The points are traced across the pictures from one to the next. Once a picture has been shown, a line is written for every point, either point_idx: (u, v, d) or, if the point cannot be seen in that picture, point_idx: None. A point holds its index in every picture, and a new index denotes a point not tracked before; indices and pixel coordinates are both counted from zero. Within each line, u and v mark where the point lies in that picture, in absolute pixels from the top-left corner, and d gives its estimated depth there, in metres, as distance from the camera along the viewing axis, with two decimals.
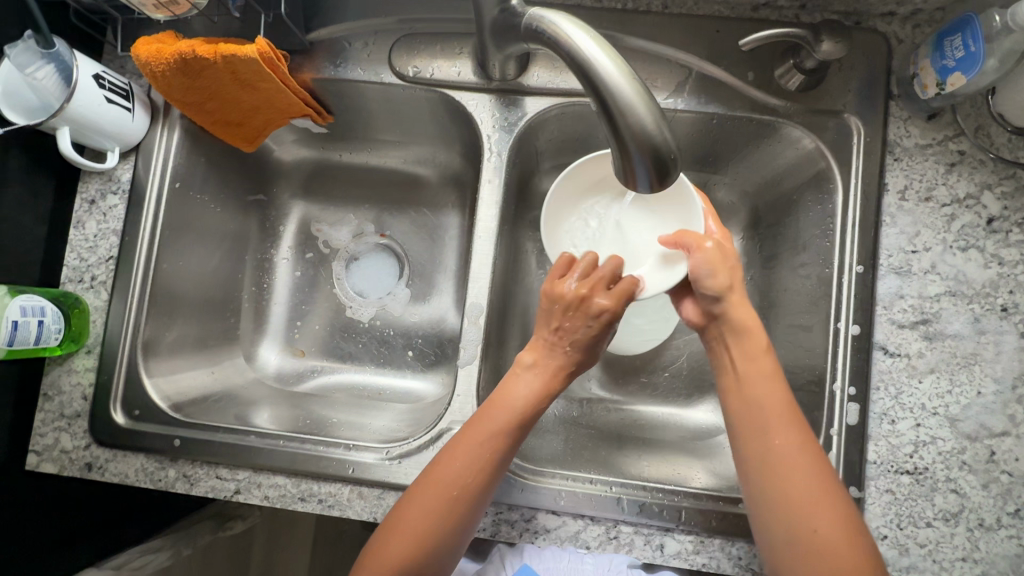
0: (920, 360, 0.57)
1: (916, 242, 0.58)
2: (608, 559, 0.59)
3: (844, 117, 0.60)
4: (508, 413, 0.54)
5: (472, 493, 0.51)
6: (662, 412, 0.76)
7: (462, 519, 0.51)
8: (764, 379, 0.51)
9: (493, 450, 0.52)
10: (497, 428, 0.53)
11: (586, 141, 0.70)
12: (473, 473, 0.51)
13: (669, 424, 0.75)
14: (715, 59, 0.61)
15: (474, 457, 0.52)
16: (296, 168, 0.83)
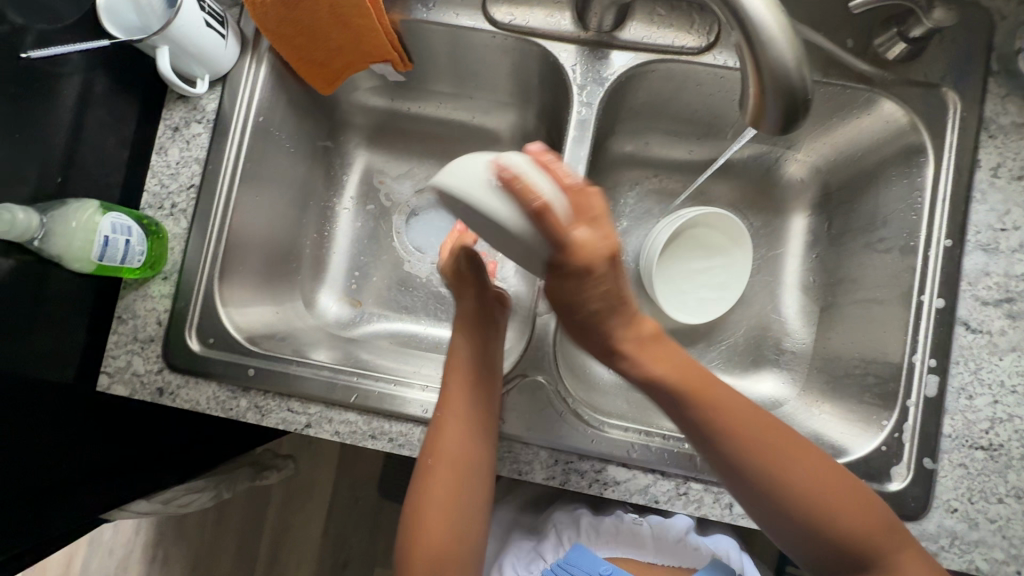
0: (1002, 338, 0.57)
1: (1005, 220, 0.58)
2: (665, 530, 0.66)
3: (941, 91, 0.59)
4: (463, 391, 0.58)
5: (454, 472, 0.56)
6: None
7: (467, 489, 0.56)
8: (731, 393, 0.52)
9: (465, 430, 0.56)
10: (456, 408, 0.57)
11: (668, 104, 0.70)
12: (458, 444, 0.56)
13: None
14: (813, 23, 0.61)
15: (446, 440, 0.56)
16: (364, 118, 0.83)
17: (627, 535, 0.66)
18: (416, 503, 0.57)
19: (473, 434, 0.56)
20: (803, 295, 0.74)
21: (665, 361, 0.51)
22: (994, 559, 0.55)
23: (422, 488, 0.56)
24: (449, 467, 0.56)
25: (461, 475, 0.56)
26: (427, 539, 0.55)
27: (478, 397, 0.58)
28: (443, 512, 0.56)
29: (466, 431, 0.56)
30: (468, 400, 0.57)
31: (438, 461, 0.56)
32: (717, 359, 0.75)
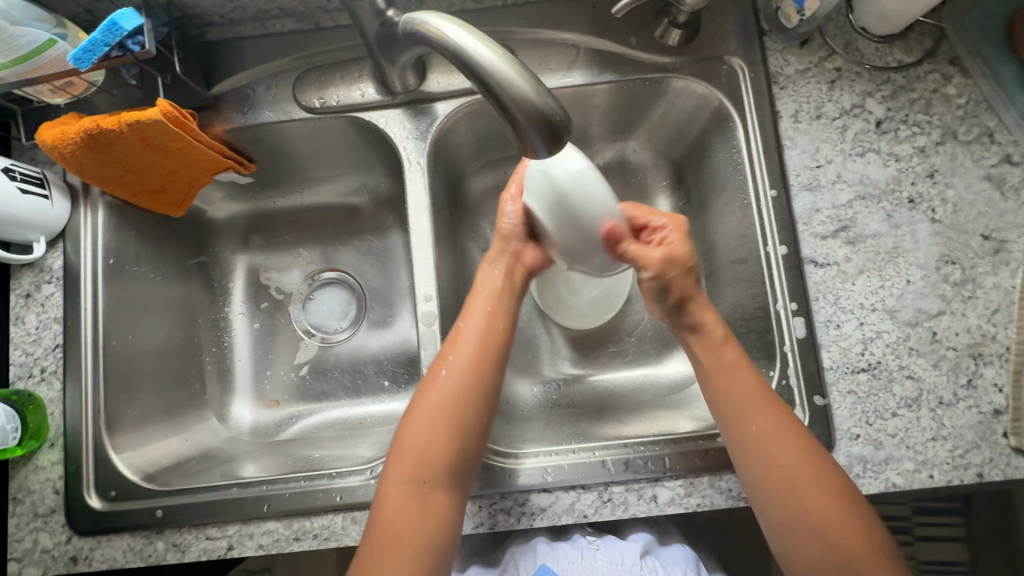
0: (849, 264, 0.60)
1: (819, 158, 0.62)
2: (621, 552, 0.66)
3: (728, 60, 0.64)
4: (482, 309, 0.59)
5: (462, 384, 0.55)
6: (636, 376, 0.78)
7: (475, 406, 0.55)
8: (733, 372, 0.55)
9: (484, 340, 0.57)
10: (473, 324, 0.58)
11: (502, 136, 0.73)
12: (467, 357, 0.56)
13: (644, 386, 0.77)
14: (599, 32, 0.65)
15: (460, 347, 0.57)
16: (232, 224, 0.84)
17: (584, 560, 0.66)
18: (415, 413, 0.56)
19: (486, 347, 0.57)
20: None
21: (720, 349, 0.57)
22: (906, 470, 0.57)
23: (425, 394, 0.56)
24: (462, 375, 0.56)
25: (472, 392, 0.55)
26: (419, 442, 0.54)
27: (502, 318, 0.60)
28: (445, 425, 0.54)
29: (488, 344, 0.57)
30: (493, 316, 0.59)
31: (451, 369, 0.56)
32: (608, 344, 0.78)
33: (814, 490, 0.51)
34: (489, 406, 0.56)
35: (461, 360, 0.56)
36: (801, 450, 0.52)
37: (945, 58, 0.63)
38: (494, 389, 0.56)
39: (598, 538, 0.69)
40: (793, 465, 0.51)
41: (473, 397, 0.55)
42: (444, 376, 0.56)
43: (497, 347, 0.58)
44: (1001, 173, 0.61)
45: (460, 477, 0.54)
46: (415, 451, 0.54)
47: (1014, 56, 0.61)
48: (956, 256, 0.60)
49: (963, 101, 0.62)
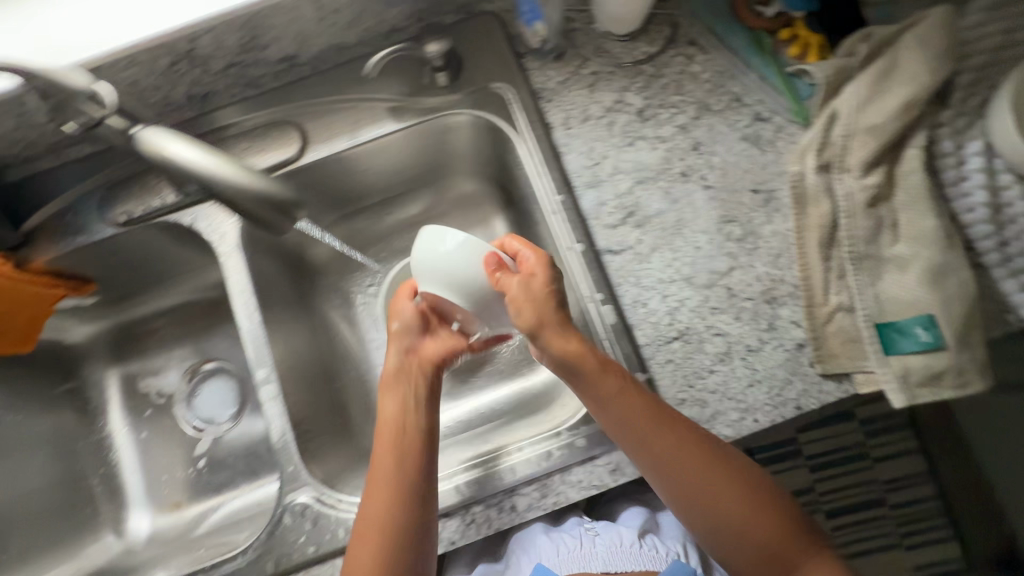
0: (641, 246, 0.65)
1: (594, 155, 0.67)
2: (618, 534, 0.69)
3: (494, 87, 0.69)
4: (398, 419, 0.58)
5: (393, 492, 0.55)
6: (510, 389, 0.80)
7: (414, 520, 0.54)
8: (631, 398, 0.55)
9: (402, 450, 0.57)
10: (395, 434, 0.58)
11: (324, 194, 0.78)
12: (393, 472, 0.56)
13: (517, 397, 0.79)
14: (374, 90, 0.70)
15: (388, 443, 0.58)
16: (97, 343, 0.85)
17: (583, 547, 0.68)
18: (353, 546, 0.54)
19: (409, 453, 0.57)
20: None
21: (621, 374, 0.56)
22: (733, 420, 0.61)
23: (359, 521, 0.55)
24: (393, 494, 0.55)
25: (405, 509, 0.54)
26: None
27: (421, 422, 0.59)
28: (383, 548, 0.53)
29: (411, 451, 0.57)
30: (408, 422, 0.58)
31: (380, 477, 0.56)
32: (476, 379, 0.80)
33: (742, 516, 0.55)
34: (426, 512, 0.56)
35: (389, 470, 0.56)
36: (711, 460, 0.55)
37: (684, 41, 0.69)
38: (428, 489, 0.56)
39: (595, 523, 0.71)
40: (713, 494, 0.55)
41: (407, 511, 0.54)
42: (376, 502, 0.55)
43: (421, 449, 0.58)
44: (755, 131, 0.67)
45: None
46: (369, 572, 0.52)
47: (741, 24, 0.68)
48: (734, 214, 0.65)
49: (708, 76, 0.68)
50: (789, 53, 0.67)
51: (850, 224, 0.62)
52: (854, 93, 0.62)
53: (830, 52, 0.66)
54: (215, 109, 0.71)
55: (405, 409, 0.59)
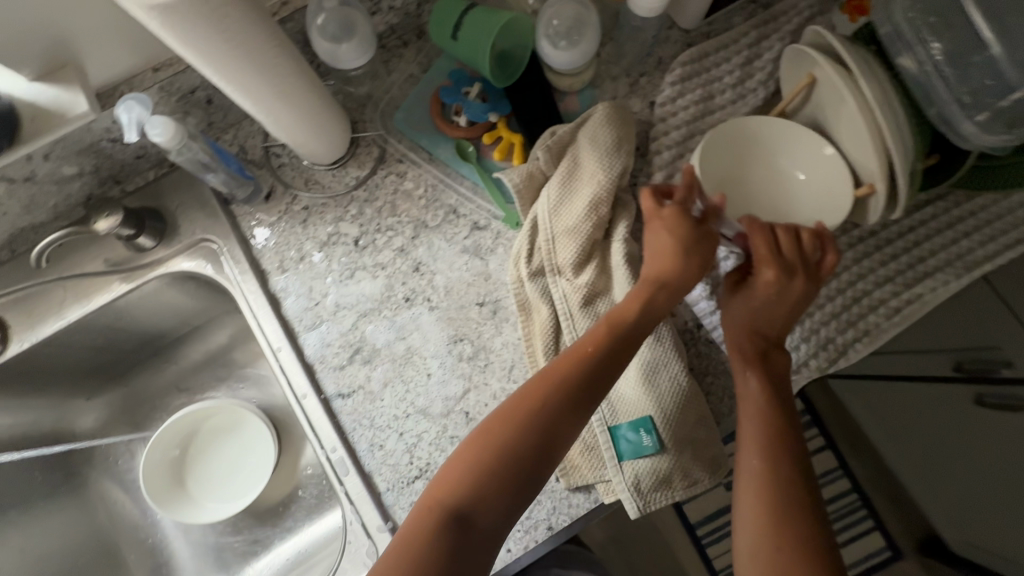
0: (372, 383, 0.62)
1: (313, 296, 0.65)
2: None
3: (205, 241, 0.67)
4: (604, 348, 0.51)
5: (506, 478, 0.46)
6: (296, 544, 0.75)
7: (534, 469, 0.47)
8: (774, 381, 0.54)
9: (567, 396, 0.48)
10: (605, 367, 0.50)
11: (75, 369, 0.75)
12: (552, 401, 0.48)
13: (303, 551, 0.74)
14: (82, 262, 0.67)
15: (558, 394, 0.48)
16: None
17: None
18: (453, 461, 0.48)
19: (583, 413, 0.49)
20: None
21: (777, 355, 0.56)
22: None
23: (471, 440, 0.48)
24: (543, 423, 0.47)
25: (526, 456, 0.47)
26: (450, 477, 0.47)
27: (602, 385, 0.50)
28: (496, 471, 0.46)
29: (578, 402, 0.48)
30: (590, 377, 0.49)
31: (518, 439, 0.47)
32: (274, 528, 0.76)
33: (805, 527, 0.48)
34: (523, 485, 0.46)
35: (527, 443, 0.47)
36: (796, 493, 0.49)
37: (394, 159, 0.68)
38: (548, 457, 0.47)
39: None
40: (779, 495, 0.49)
41: (534, 455, 0.47)
42: (510, 428, 0.47)
43: (575, 412, 0.48)
44: (475, 241, 0.65)
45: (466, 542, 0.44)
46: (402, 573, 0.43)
47: (442, 137, 0.67)
48: (463, 332, 0.63)
49: (422, 191, 0.67)
50: (495, 156, 0.66)
51: (571, 327, 0.61)
52: (547, 198, 0.61)
53: (531, 148, 0.65)
54: None
55: (597, 359, 0.50)
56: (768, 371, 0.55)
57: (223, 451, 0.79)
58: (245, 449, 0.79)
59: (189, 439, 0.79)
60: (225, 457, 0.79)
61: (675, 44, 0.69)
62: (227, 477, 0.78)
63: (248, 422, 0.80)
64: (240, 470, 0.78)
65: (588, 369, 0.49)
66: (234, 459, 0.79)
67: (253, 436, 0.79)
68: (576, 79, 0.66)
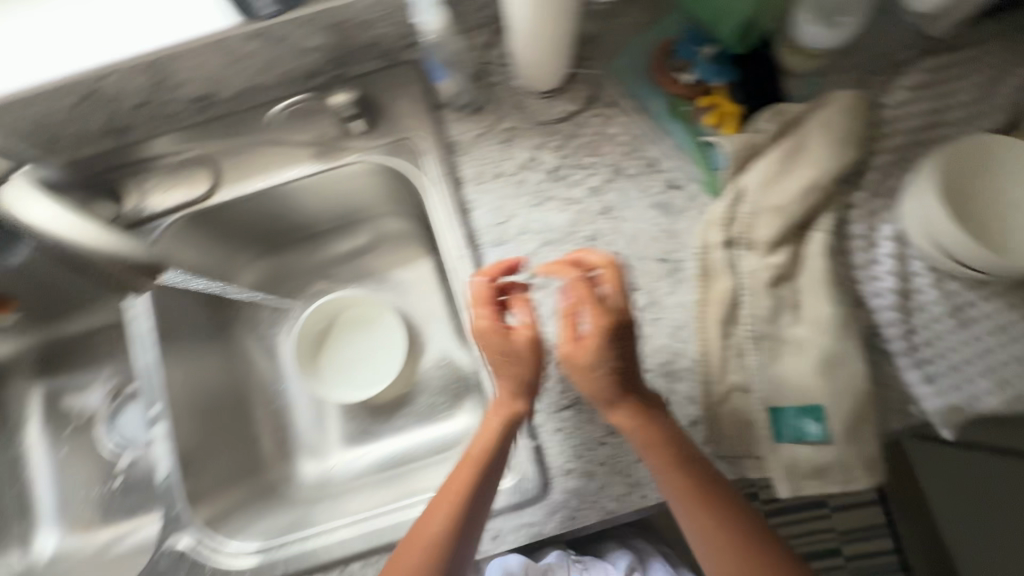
0: (543, 308, 0.64)
1: (502, 213, 0.66)
2: None
3: (410, 138, 0.69)
4: (471, 466, 0.54)
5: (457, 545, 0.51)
6: (415, 440, 0.78)
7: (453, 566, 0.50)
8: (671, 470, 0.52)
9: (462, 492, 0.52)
10: (495, 463, 0.54)
11: (247, 230, 0.79)
12: (438, 519, 0.51)
13: (421, 447, 0.77)
14: (293, 132, 0.70)
15: (438, 515, 0.51)
16: (24, 357, 0.87)
17: None
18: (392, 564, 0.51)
19: (493, 484, 0.54)
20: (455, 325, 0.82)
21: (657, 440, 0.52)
22: (619, 494, 0.60)
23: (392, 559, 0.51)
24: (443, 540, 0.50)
25: (433, 561, 0.49)
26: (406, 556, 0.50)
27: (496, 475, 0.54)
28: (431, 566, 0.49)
29: (471, 506, 0.52)
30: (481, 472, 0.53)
31: (435, 549, 0.50)
32: (388, 425, 0.80)
33: (791, 571, 0.48)
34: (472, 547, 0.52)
35: (447, 528, 0.51)
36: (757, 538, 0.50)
37: (604, 102, 0.68)
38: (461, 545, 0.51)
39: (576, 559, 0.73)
40: (751, 572, 0.48)
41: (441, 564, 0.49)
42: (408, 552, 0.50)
43: (469, 506, 0.52)
44: (668, 199, 0.66)
45: None
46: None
47: (659, 91, 0.67)
48: (639, 282, 0.64)
49: (625, 138, 0.68)
50: (707, 121, 0.66)
51: (753, 303, 0.61)
52: (759, 172, 0.61)
53: (747, 121, 0.65)
54: (134, 141, 0.72)
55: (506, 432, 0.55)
56: (662, 446, 0.52)
57: (358, 340, 0.82)
58: (380, 342, 0.82)
59: (332, 320, 0.82)
60: (360, 345, 0.82)
61: (913, 52, 0.67)
62: (359, 364, 0.81)
63: (386, 319, 0.82)
64: (371, 360, 0.81)
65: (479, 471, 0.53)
66: (368, 348, 0.82)
67: (391, 333, 0.81)
68: (807, 63, 0.65)
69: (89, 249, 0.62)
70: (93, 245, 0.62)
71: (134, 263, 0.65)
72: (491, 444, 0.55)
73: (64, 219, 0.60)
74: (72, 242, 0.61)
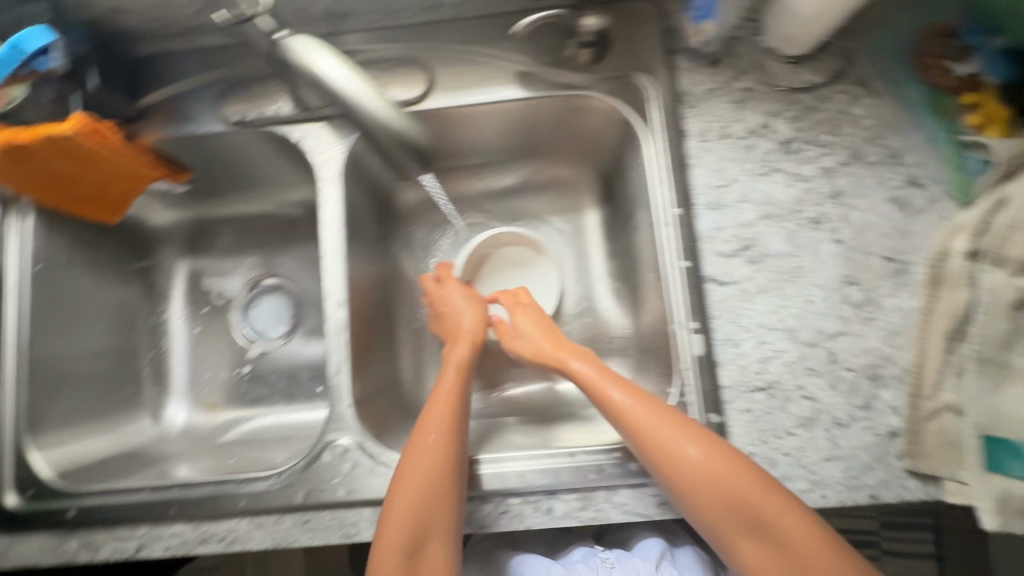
0: (750, 283, 0.61)
1: (723, 176, 0.62)
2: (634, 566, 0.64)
3: (638, 79, 0.65)
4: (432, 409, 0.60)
5: (454, 455, 0.57)
6: (555, 391, 0.78)
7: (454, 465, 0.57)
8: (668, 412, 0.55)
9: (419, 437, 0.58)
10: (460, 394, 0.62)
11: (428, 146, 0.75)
12: (439, 424, 0.59)
13: (562, 400, 0.77)
14: (512, 50, 0.67)
15: (442, 421, 0.59)
16: (174, 231, 0.86)
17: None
18: (401, 476, 0.56)
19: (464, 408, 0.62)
20: (614, 286, 0.79)
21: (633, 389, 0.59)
22: (800, 489, 0.57)
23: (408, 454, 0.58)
24: (446, 437, 0.58)
25: (441, 457, 0.56)
26: (414, 464, 0.56)
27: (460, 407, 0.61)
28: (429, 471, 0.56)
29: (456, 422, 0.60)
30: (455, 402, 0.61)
31: (433, 455, 0.57)
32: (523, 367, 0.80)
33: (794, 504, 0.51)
34: (457, 468, 0.57)
35: (445, 441, 0.58)
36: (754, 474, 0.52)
37: (853, 79, 0.63)
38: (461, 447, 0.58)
39: (612, 552, 0.68)
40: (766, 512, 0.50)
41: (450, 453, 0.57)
42: (428, 450, 0.57)
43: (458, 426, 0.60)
44: (906, 195, 0.61)
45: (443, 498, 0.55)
46: (397, 536, 0.53)
47: (920, 80, 0.62)
48: (857, 276, 0.60)
49: (870, 122, 0.62)
50: (968, 121, 0.60)
51: None
52: None
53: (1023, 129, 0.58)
54: (346, 30, 0.69)
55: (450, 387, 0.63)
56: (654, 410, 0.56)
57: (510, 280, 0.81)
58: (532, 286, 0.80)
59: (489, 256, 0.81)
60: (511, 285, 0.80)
61: None
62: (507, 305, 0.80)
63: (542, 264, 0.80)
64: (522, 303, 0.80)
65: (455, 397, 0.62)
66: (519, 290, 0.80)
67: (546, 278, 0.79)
68: None
69: (365, 109, 0.49)
70: (369, 103, 0.49)
71: (401, 137, 0.50)
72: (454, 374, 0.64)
73: (347, 72, 0.49)
74: (353, 94, 0.49)
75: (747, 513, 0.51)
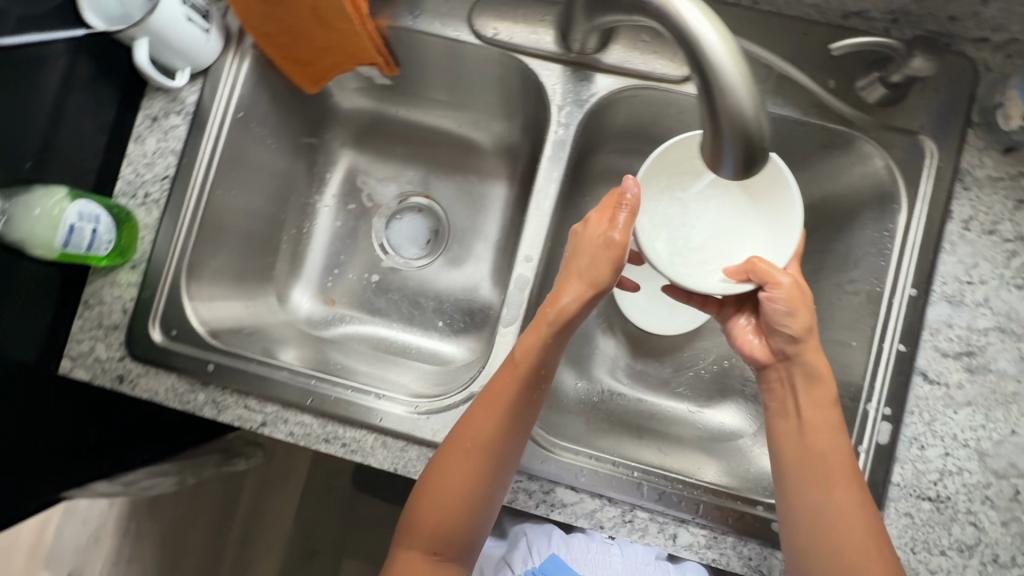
0: (959, 391, 0.57)
1: (973, 273, 0.58)
2: (634, 552, 0.69)
3: (920, 139, 0.59)
4: (485, 410, 0.54)
5: (489, 462, 0.54)
6: (678, 410, 0.76)
7: (493, 476, 0.54)
8: (827, 433, 0.53)
9: (462, 434, 0.55)
10: (515, 390, 0.55)
11: (649, 130, 0.70)
12: (489, 429, 0.54)
13: (683, 422, 0.75)
14: (798, 61, 0.61)
15: (489, 423, 0.54)
16: (350, 117, 0.83)
17: (599, 554, 0.70)
18: (435, 469, 0.55)
19: (526, 414, 0.55)
20: None
21: (821, 406, 0.54)
22: None
23: (445, 453, 0.55)
24: (489, 445, 0.54)
25: (482, 466, 0.53)
26: (450, 464, 0.54)
27: (522, 417, 0.55)
28: (463, 477, 0.53)
29: (510, 433, 0.54)
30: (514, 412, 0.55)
31: (471, 461, 0.54)
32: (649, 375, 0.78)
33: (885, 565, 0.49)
34: (498, 478, 0.54)
35: (488, 448, 0.54)
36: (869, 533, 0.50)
37: None
38: (503, 457, 0.54)
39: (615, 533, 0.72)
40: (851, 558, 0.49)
41: (492, 463, 0.54)
42: (466, 457, 0.54)
43: (510, 437, 0.54)
44: None
45: (471, 508, 0.54)
46: (426, 528, 0.54)
47: None
48: None
49: None
50: None
51: None
52: None
53: None
54: None
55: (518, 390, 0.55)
56: (805, 435, 0.54)
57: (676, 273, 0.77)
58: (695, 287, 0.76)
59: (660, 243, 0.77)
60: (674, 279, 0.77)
61: None
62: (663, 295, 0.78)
63: None
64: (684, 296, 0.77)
65: (513, 407, 0.54)
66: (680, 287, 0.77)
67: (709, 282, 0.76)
68: None
69: (723, 96, 0.37)
70: (733, 96, 0.37)
71: (743, 143, 0.39)
72: (528, 368, 0.55)
73: (723, 44, 0.37)
74: (720, 75, 0.37)
75: (836, 534, 0.50)
